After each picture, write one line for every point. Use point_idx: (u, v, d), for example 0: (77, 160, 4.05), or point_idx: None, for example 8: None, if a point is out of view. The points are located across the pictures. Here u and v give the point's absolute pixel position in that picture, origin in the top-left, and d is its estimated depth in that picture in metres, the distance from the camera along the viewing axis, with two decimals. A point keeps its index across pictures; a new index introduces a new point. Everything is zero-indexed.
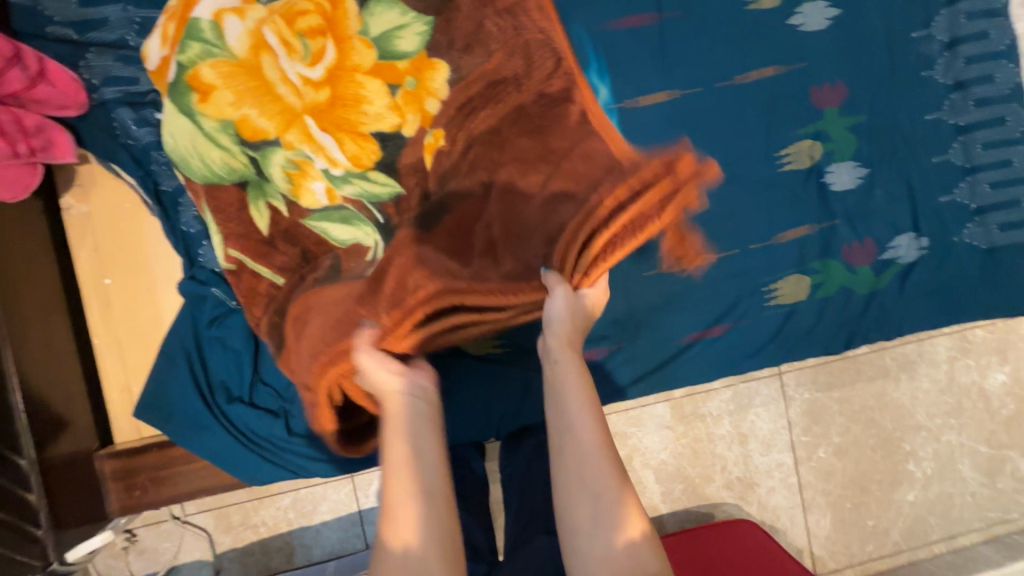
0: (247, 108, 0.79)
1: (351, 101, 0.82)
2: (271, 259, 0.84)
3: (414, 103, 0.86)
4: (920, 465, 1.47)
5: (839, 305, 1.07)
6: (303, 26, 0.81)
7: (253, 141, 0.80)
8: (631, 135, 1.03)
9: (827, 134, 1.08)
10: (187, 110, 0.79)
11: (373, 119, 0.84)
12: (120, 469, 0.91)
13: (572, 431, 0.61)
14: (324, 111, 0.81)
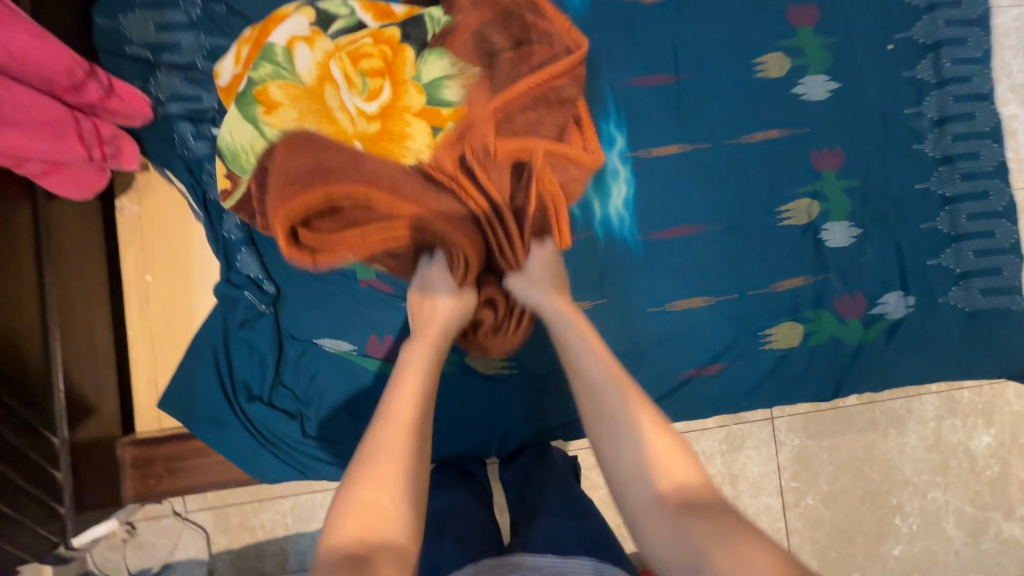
0: (306, 124, 0.98)
1: (397, 136, 1.00)
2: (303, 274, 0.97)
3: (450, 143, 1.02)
4: (906, 520, 1.50)
5: (830, 353, 1.13)
6: (365, 66, 0.99)
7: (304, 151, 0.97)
8: (642, 181, 1.12)
9: (824, 195, 1.17)
10: (253, 120, 0.97)
11: (413, 153, 1.01)
12: (139, 457, 0.95)
13: (602, 406, 0.72)
14: (372, 139, 0.99)
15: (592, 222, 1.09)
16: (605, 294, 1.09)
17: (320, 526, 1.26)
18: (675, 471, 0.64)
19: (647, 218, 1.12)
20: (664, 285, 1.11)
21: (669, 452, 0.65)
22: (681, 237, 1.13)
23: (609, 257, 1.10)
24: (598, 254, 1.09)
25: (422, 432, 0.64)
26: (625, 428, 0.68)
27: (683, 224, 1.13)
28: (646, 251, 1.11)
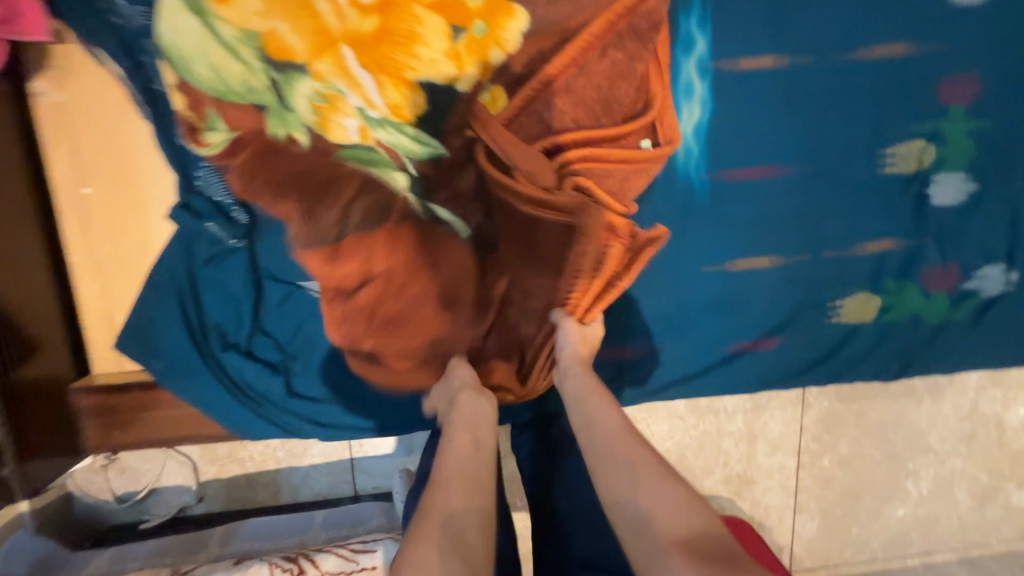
0: (280, 22, 0.71)
1: (402, 39, 0.73)
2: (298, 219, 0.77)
3: (478, 52, 0.75)
4: (917, 485, 1.45)
5: (904, 331, 0.97)
6: None
7: (279, 61, 0.71)
8: (721, 104, 0.87)
9: (943, 137, 0.92)
10: (206, 13, 0.70)
11: (425, 64, 0.74)
12: (98, 405, 0.81)
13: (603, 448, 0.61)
14: (367, 45, 0.73)
15: None
16: (657, 247, 0.89)
17: (313, 461, 1.18)
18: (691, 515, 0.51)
19: (720, 152, 0.88)
20: (727, 239, 0.91)
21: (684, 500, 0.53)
22: (757, 179, 0.91)
23: (666, 200, 0.87)
24: (654, 196, 0.87)
25: (480, 488, 0.59)
26: (636, 469, 0.56)
27: (762, 164, 0.90)
28: (713, 194, 0.89)
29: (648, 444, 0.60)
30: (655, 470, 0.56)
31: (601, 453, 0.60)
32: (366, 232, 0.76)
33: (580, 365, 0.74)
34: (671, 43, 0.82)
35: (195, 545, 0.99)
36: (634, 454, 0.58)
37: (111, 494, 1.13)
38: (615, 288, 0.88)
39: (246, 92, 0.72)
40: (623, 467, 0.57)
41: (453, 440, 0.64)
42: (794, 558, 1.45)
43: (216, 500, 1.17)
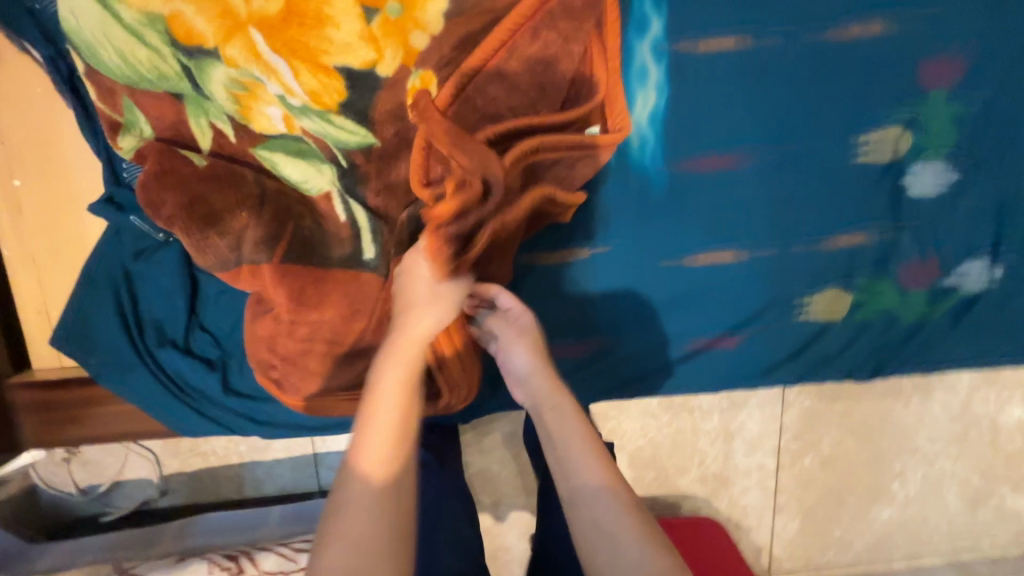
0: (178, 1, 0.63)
1: (312, 19, 0.65)
2: (215, 208, 0.64)
3: (396, 34, 0.68)
4: (904, 487, 1.40)
5: (878, 331, 0.92)
6: None
7: (187, 44, 0.63)
8: (680, 89, 0.82)
9: (923, 124, 0.86)
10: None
11: (339, 48, 0.67)
12: (36, 400, 0.80)
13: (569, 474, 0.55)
14: (275, 25, 0.64)
15: None
16: (612, 241, 0.84)
17: (276, 456, 1.17)
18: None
19: (680, 139, 0.83)
20: (687, 233, 0.86)
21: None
22: (720, 169, 0.85)
23: (621, 191, 0.83)
24: (606, 187, 0.83)
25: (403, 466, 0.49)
26: (620, 534, 0.49)
27: (725, 153, 0.84)
28: (672, 184, 0.84)
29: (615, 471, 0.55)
30: (644, 542, 0.49)
31: (580, 508, 0.52)
32: (293, 229, 0.67)
33: (551, 390, 0.64)
34: (622, 25, 0.77)
35: (149, 539, 0.98)
36: (621, 521, 0.50)
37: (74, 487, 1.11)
38: (568, 283, 0.84)
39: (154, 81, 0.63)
40: (601, 532, 0.50)
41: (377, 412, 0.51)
42: (774, 558, 1.41)
43: (179, 493, 1.15)
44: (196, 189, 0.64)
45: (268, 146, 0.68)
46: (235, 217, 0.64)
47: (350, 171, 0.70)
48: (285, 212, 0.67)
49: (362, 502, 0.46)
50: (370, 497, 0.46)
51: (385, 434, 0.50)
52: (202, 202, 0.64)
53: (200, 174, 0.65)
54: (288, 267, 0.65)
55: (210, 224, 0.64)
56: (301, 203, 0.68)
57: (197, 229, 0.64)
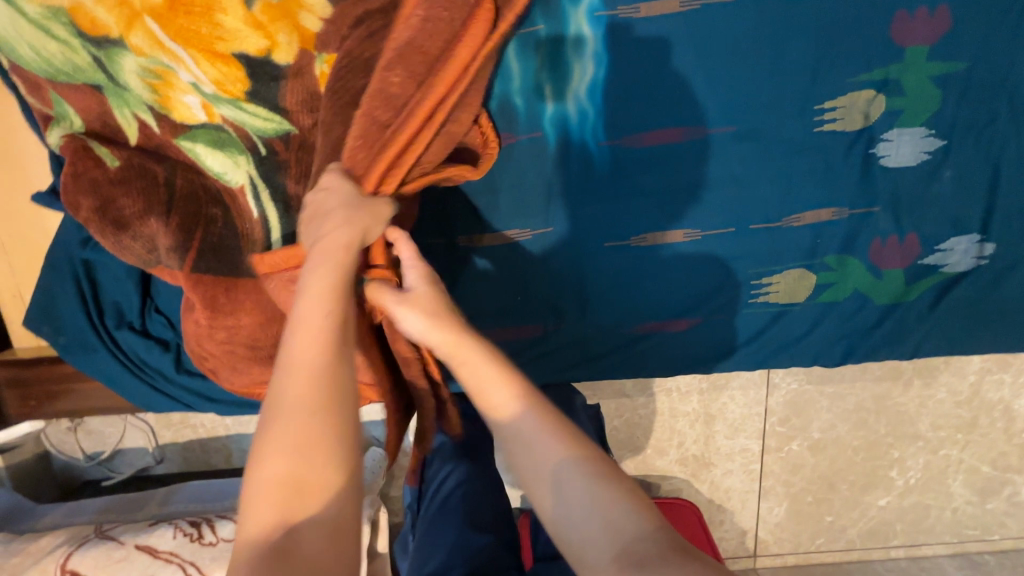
0: None
1: (199, 7, 0.63)
2: (126, 211, 0.68)
3: (284, 16, 0.66)
4: (903, 474, 1.32)
5: (845, 313, 0.86)
6: None
7: (94, 36, 0.64)
8: (620, 57, 0.77)
9: (898, 85, 0.78)
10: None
11: (232, 36, 0.65)
12: (14, 377, 0.87)
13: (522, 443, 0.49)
14: (166, 16, 0.63)
15: (541, 119, 0.78)
16: (552, 221, 0.81)
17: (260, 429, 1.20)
18: (630, 526, 0.43)
19: (620, 112, 0.79)
20: (632, 212, 0.82)
21: (622, 509, 0.44)
22: (667, 142, 0.80)
23: (560, 169, 0.80)
24: (544, 165, 0.80)
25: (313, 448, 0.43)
26: (568, 476, 0.46)
27: (672, 125, 0.79)
28: (613, 161, 0.80)
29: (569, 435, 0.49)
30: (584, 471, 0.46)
31: (522, 452, 0.48)
32: (203, 236, 0.69)
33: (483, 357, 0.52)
34: None
35: (136, 504, 1.06)
36: (566, 462, 0.47)
37: (81, 453, 1.19)
38: (506, 264, 0.82)
39: (72, 74, 0.65)
40: (545, 476, 0.47)
41: (308, 295, 0.47)
42: (759, 543, 1.37)
43: (174, 461, 1.22)
44: (108, 193, 0.68)
45: (190, 135, 0.69)
46: (145, 225, 0.68)
47: (269, 159, 0.70)
48: (195, 218, 0.69)
49: (284, 391, 0.44)
50: (308, 378, 0.44)
51: (317, 316, 0.46)
52: (115, 208, 0.68)
53: (112, 177, 0.68)
54: (199, 274, 0.69)
55: (124, 228, 0.68)
56: (213, 205, 0.70)
57: (113, 233, 0.68)
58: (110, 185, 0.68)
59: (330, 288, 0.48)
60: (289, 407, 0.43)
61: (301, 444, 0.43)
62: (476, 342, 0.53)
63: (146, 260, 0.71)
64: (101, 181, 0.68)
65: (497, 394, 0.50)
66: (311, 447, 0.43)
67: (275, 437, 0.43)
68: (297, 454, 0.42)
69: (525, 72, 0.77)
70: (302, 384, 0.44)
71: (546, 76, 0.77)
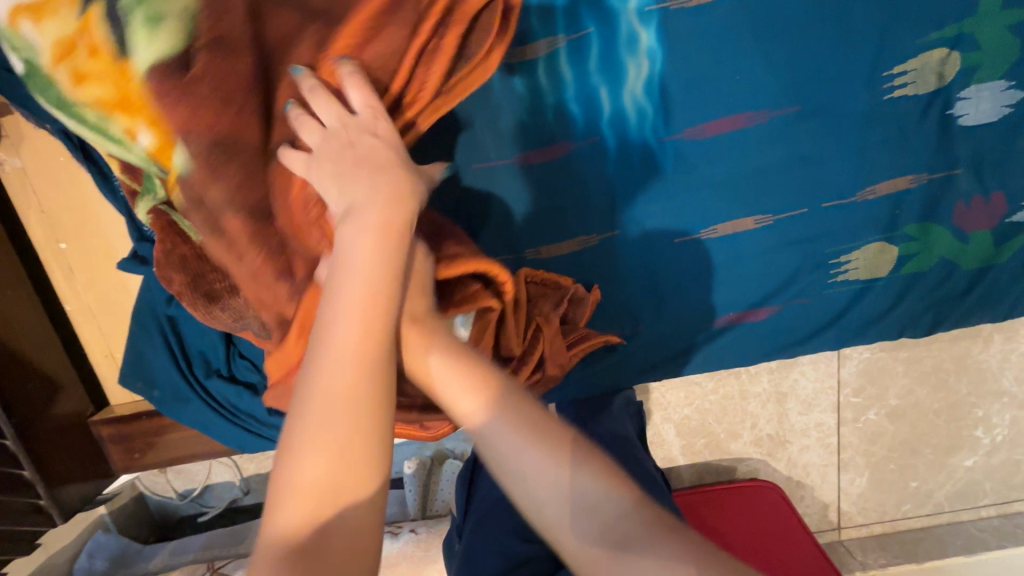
0: None
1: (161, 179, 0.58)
2: (213, 286, 0.68)
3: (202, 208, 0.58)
4: (990, 432, 1.28)
5: (931, 282, 0.84)
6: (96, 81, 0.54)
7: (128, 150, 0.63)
8: (675, 49, 0.75)
9: (972, 39, 0.75)
10: None
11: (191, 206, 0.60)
12: (116, 433, 0.91)
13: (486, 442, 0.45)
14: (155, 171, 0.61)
15: (599, 123, 0.77)
16: (620, 222, 0.80)
17: None
18: (617, 502, 0.45)
19: (679, 106, 0.77)
20: (697, 205, 0.80)
21: (605, 480, 0.45)
22: (731, 131, 0.78)
23: (622, 170, 0.79)
24: (607, 168, 0.78)
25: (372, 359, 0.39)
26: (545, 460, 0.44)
27: (735, 112, 0.77)
28: (676, 158, 0.78)
29: (541, 429, 0.45)
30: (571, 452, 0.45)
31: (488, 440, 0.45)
32: None
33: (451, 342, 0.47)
34: (614, 27, 0.74)
35: (237, 537, 1.12)
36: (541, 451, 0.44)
37: (173, 492, 1.22)
38: (578, 271, 0.81)
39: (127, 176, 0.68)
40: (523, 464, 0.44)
41: (321, 408, 0.37)
42: (843, 515, 1.34)
43: (260, 492, 1.23)
44: (197, 267, 0.68)
45: None
46: (234, 299, 0.68)
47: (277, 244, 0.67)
48: None
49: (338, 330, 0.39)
50: (357, 372, 0.38)
51: (362, 334, 0.39)
52: (205, 282, 0.68)
53: (199, 251, 0.69)
54: None
55: (214, 300, 0.68)
56: None
57: (203, 306, 0.69)
58: (198, 259, 0.69)
59: (358, 414, 0.37)
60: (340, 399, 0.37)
61: (346, 403, 0.37)
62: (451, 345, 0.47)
63: (236, 321, 0.69)
64: (191, 248, 0.69)
65: (459, 387, 0.45)
66: (360, 408, 0.37)
67: (310, 438, 0.36)
68: (336, 458, 0.36)
69: (578, 77, 0.75)
70: (349, 375, 0.38)
71: (600, 78, 0.75)
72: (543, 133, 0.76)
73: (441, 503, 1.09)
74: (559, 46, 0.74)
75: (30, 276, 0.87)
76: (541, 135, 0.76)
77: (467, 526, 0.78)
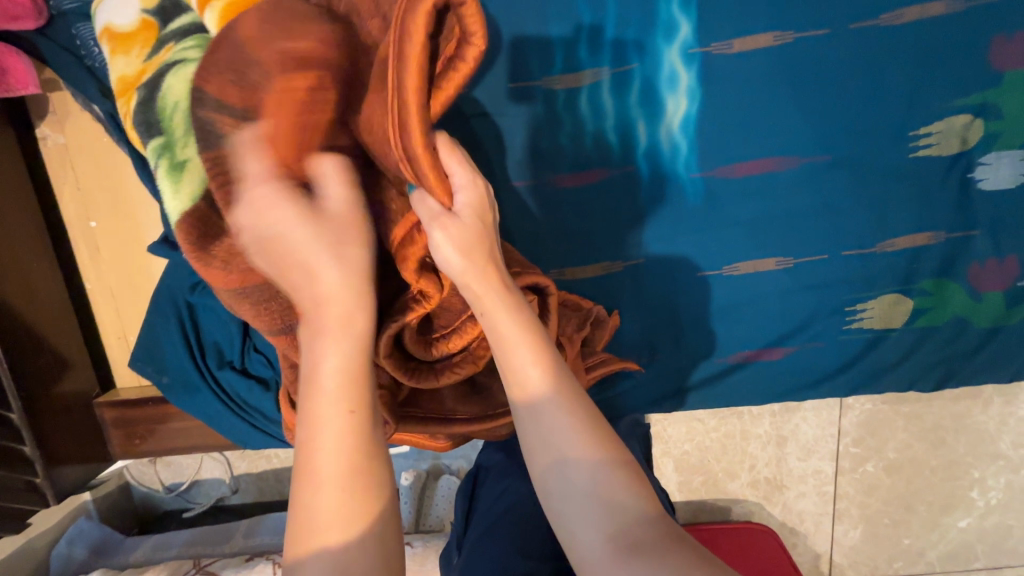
0: None
1: None
2: None
3: None
4: (984, 494, 1.28)
5: (944, 339, 0.85)
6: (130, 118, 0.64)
7: None
8: (713, 91, 0.78)
9: (996, 109, 0.79)
10: None
11: None
12: (119, 417, 0.90)
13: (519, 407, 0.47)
14: None
15: (634, 155, 0.79)
16: (645, 252, 0.82)
17: None
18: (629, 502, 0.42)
19: (714, 145, 0.79)
20: (722, 242, 0.82)
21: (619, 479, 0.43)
22: (760, 174, 0.80)
23: (653, 202, 0.81)
24: (638, 198, 0.80)
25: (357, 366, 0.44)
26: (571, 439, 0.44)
27: (766, 156, 0.80)
28: (706, 195, 0.81)
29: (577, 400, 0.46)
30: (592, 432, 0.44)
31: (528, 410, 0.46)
32: None
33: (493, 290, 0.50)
34: (657, 63, 0.77)
35: (222, 536, 1.09)
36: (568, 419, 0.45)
37: (160, 484, 1.20)
38: (600, 296, 0.83)
39: None
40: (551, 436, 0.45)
41: (321, 411, 0.42)
42: (835, 567, 1.33)
43: (248, 493, 1.20)
44: None
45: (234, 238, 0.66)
46: None
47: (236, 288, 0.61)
48: None
49: (327, 344, 0.44)
50: (345, 377, 0.43)
51: (343, 343, 0.44)
52: None
53: None
54: None
55: None
56: None
57: None
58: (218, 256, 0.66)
59: (345, 422, 0.42)
60: (333, 407, 0.42)
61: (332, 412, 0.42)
62: (514, 313, 0.50)
63: None
64: None
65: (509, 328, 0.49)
66: (350, 409, 0.42)
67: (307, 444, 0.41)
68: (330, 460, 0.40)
69: (618, 109, 0.78)
70: (338, 379, 0.43)
71: (639, 112, 0.78)
72: (578, 160, 0.79)
73: (435, 519, 1.07)
74: (602, 78, 0.77)
75: (55, 250, 0.87)
76: (576, 161, 0.79)
77: (468, 538, 0.76)
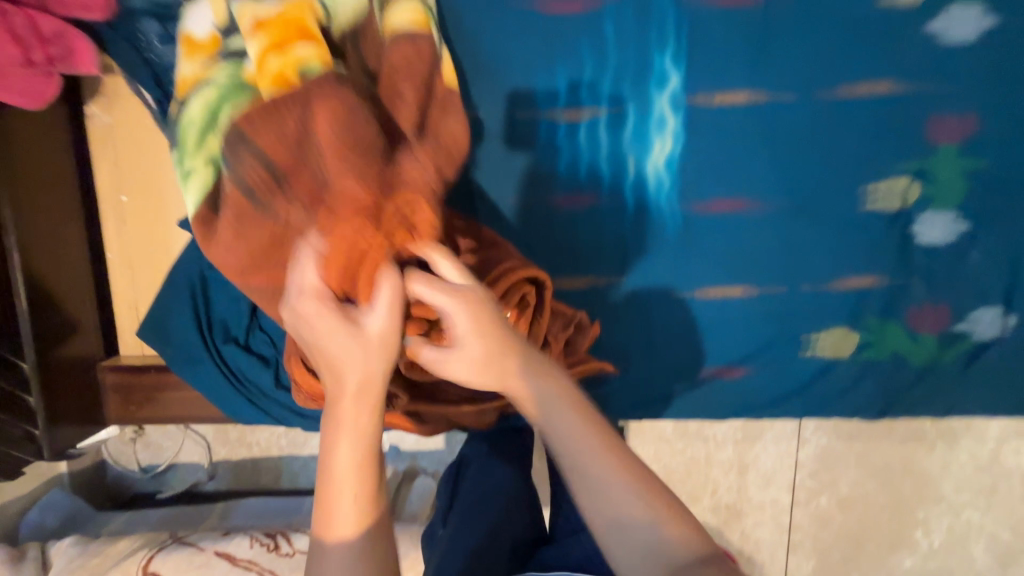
0: None
1: None
2: None
3: None
4: (928, 536, 1.36)
5: (885, 372, 0.96)
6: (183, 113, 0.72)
7: None
8: (694, 137, 0.89)
9: (932, 175, 0.92)
10: None
11: None
12: (120, 383, 0.95)
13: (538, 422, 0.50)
14: None
15: (622, 184, 0.90)
16: (627, 271, 0.92)
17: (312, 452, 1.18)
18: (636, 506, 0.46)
19: (692, 183, 0.91)
20: (695, 269, 0.92)
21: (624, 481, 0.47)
22: (731, 212, 0.91)
23: (637, 226, 0.91)
24: (624, 222, 0.91)
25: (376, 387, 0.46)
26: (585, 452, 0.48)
27: (737, 197, 0.91)
28: (683, 226, 0.91)
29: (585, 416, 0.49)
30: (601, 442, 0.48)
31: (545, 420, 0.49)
32: None
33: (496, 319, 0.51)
34: (648, 108, 0.89)
35: (197, 516, 1.11)
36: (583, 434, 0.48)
37: (138, 464, 1.21)
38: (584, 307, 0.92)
39: None
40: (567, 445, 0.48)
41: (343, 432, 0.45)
42: None
43: (225, 479, 1.22)
44: None
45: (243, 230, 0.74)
46: None
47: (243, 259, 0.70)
48: None
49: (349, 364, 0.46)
50: (368, 400, 0.46)
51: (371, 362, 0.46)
52: None
53: None
54: None
55: None
56: None
57: None
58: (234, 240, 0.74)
59: (364, 444, 0.45)
60: (354, 430, 0.45)
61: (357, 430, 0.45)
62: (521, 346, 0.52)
63: None
64: None
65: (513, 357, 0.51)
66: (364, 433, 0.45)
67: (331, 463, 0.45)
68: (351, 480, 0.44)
69: (612, 143, 0.89)
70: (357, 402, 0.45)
71: (629, 148, 0.89)
72: (573, 184, 0.89)
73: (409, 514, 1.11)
74: (600, 116, 0.88)
75: (85, 219, 0.93)
76: (572, 185, 0.89)
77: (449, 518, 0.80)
